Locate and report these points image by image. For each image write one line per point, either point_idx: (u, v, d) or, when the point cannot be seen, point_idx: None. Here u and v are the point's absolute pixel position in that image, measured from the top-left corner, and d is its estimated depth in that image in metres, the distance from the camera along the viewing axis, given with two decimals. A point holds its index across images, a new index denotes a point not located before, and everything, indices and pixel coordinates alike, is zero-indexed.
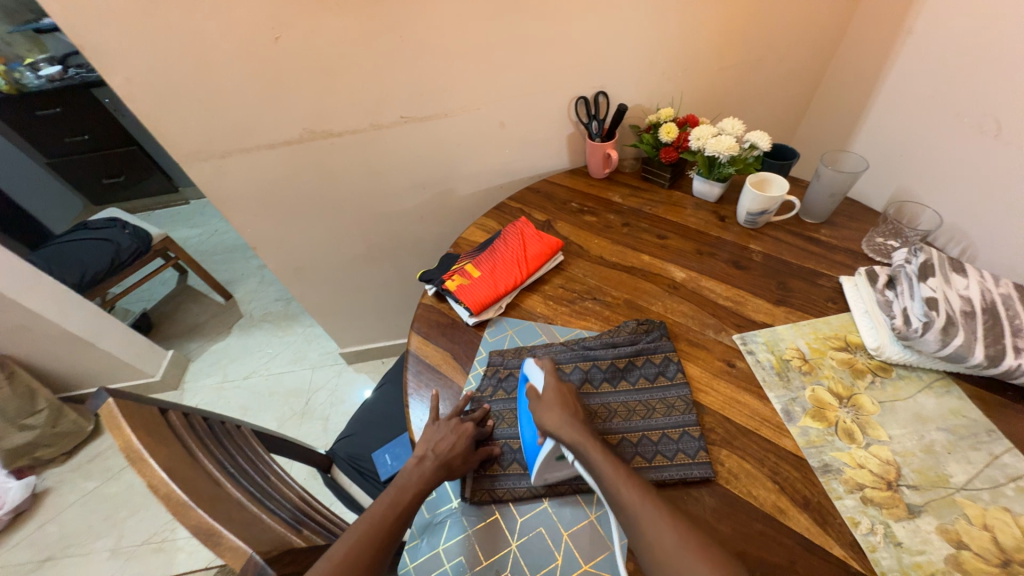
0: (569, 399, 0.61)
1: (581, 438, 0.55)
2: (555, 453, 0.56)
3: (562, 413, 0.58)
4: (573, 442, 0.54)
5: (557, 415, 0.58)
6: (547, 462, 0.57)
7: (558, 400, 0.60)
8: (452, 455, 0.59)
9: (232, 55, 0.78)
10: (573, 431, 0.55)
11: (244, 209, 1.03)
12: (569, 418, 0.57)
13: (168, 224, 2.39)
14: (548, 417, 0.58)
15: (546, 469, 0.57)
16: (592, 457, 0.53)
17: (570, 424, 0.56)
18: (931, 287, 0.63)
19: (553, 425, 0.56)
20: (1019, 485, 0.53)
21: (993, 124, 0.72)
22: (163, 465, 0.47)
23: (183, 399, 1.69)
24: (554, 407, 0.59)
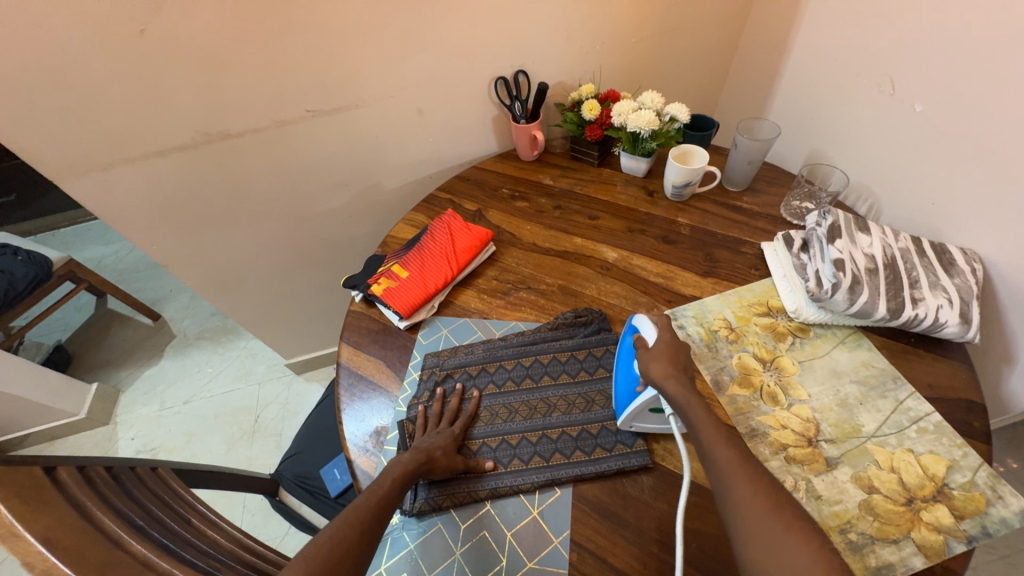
0: (679, 354, 0.57)
1: (687, 396, 0.52)
2: (652, 403, 0.55)
3: (669, 364, 0.54)
4: (677, 397, 0.52)
5: (662, 367, 0.54)
6: (638, 410, 0.56)
7: (665, 354, 0.56)
8: (433, 449, 0.57)
9: (88, 53, 0.67)
10: (678, 386, 0.52)
11: (145, 226, 0.93)
12: (673, 372, 0.54)
13: (78, 243, 2.15)
14: (655, 369, 0.54)
15: (637, 417, 0.57)
16: (693, 413, 0.50)
17: (675, 378, 0.53)
18: (839, 248, 0.66)
19: (660, 376, 0.53)
20: (920, 426, 0.57)
21: (888, 83, 0.75)
22: (42, 536, 0.42)
23: (117, 433, 1.55)
24: (661, 356, 0.56)
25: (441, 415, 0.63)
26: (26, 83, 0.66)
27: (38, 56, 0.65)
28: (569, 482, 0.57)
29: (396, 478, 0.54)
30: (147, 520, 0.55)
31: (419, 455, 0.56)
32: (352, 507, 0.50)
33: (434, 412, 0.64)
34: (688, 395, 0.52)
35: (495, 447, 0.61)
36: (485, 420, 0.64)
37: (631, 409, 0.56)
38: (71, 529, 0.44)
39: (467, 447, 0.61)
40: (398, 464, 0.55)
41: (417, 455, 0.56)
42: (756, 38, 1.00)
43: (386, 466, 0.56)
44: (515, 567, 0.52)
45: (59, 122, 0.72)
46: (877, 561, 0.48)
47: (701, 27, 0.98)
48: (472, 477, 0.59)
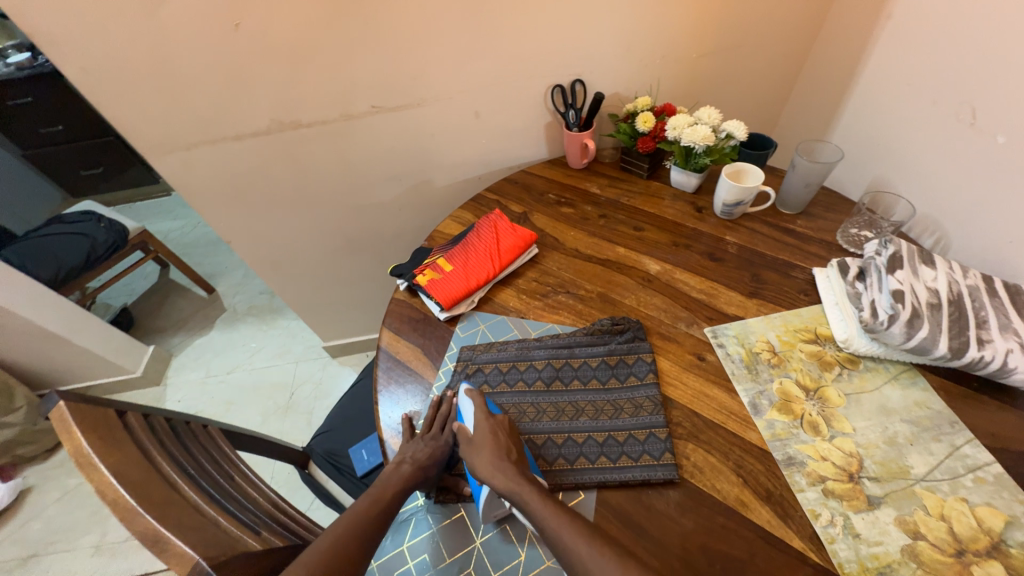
0: (501, 438, 0.59)
1: (515, 485, 0.54)
2: (495, 493, 0.55)
3: (492, 456, 0.56)
4: (508, 491, 0.54)
5: (489, 461, 0.56)
6: (488, 500, 0.56)
7: (489, 443, 0.58)
8: (430, 462, 0.59)
9: (189, 42, 0.74)
10: (506, 480, 0.54)
11: (215, 203, 1.00)
12: (500, 463, 0.56)
13: (151, 215, 2.34)
14: (479, 464, 0.56)
15: (491, 506, 0.56)
16: (529, 506, 0.52)
17: (503, 471, 0.55)
18: (899, 279, 0.63)
19: (486, 471, 0.55)
20: (977, 475, 0.53)
21: (969, 112, 0.71)
22: (113, 469, 0.46)
23: (167, 394, 1.67)
24: (485, 448, 0.58)
25: (441, 419, 0.65)
26: (135, 67, 0.74)
27: (149, 43, 0.72)
28: (593, 487, 0.57)
29: (396, 489, 0.57)
30: (198, 470, 0.59)
31: (415, 470, 0.58)
32: (337, 527, 0.52)
33: (434, 415, 0.65)
34: (515, 486, 0.54)
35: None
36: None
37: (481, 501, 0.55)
38: (137, 467, 0.48)
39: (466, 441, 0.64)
40: (396, 477, 0.57)
41: (413, 468, 0.58)
42: (823, 60, 0.98)
43: (384, 479, 0.58)
44: (534, 563, 0.53)
45: (157, 102, 0.80)
46: None
47: (766, 47, 0.97)
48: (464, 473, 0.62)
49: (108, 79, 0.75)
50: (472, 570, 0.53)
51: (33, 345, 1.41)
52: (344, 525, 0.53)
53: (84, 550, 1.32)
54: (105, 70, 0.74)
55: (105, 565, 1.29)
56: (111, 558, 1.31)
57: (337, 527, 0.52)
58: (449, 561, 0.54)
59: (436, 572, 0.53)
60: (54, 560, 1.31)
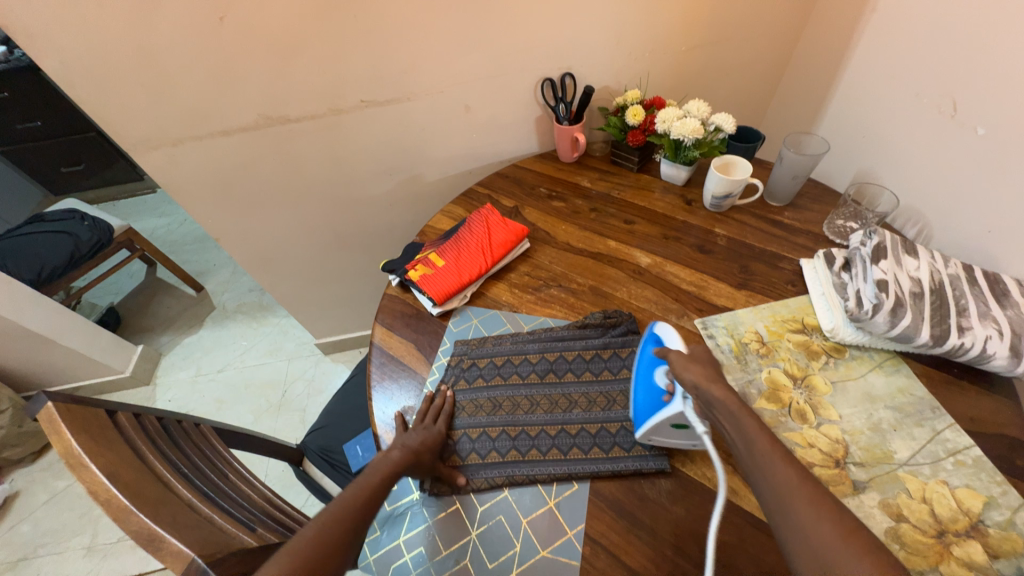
0: (714, 359, 0.57)
1: (711, 384, 0.53)
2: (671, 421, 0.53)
3: (705, 369, 0.54)
4: (715, 399, 0.51)
5: (700, 371, 0.54)
6: (659, 424, 0.54)
7: (707, 358, 0.57)
8: (421, 449, 0.58)
9: (173, 37, 0.73)
10: (716, 388, 0.52)
11: (203, 200, 0.99)
12: (712, 376, 0.54)
13: (136, 213, 2.30)
14: (679, 363, 0.56)
15: (655, 433, 0.56)
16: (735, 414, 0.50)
17: (712, 382, 0.53)
18: (883, 269, 0.64)
19: (695, 380, 0.53)
20: (957, 459, 0.55)
21: (950, 105, 0.72)
22: (104, 469, 0.45)
23: (156, 393, 1.65)
24: (701, 362, 0.56)
25: (435, 408, 0.65)
26: (116, 61, 0.73)
27: (131, 38, 0.71)
28: (586, 478, 0.58)
29: (386, 474, 0.55)
30: (191, 469, 0.59)
31: (406, 455, 0.57)
32: (324, 516, 0.48)
33: (428, 407, 0.65)
34: (721, 394, 0.51)
35: (494, 437, 0.62)
36: (487, 410, 0.65)
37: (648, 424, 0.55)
38: (128, 467, 0.48)
39: (462, 434, 0.63)
40: (386, 463, 0.56)
41: (403, 453, 0.57)
42: (810, 53, 0.99)
43: (369, 470, 0.56)
44: (528, 553, 0.53)
45: (141, 98, 0.78)
46: None
47: (754, 40, 0.98)
48: (459, 466, 0.60)
49: (89, 73, 0.73)
50: (468, 561, 0.54)
51: (17, 346, 1.38)
52: (330, 513, 0.49)
53: (75, 551, 1.31)
54: (86, 64, 0.72)
55: (98, 566, 1.28)
56: (103, 559, 1.29)
57: (323, 516, 0.48)
58: (445, 553, 0.55)
59: (432, 564, 0.54)
60: (45, 562, 1.30)
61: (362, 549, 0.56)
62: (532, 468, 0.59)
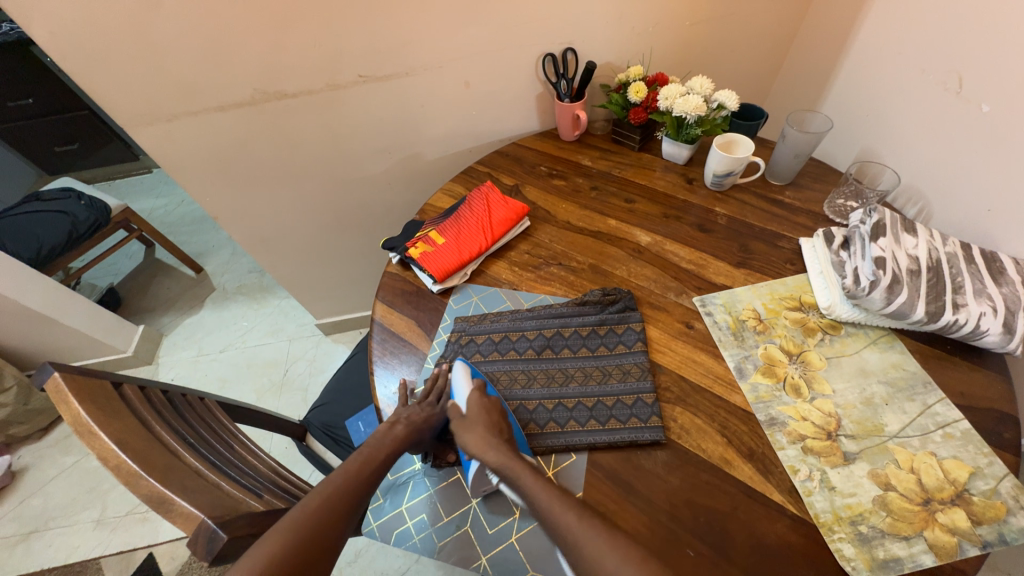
0: (494, 416, 0.58)
1: (512, 462, 0.54)
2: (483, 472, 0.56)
3: (484, 432, 0.56)
4: (500, 465, 0.54)
5: (478, 436, 0.56)
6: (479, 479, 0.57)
7: (482, 419, 0.58)
8: (424, 425, 0.60)
9: (166, 6, 0.71)
10: (500, 455, 0.54)
11: (201, 177, 0.98)
12: (490, 439, 0.55)
13: (133, 193, 2.28)
14: (469, 440, 0.56)
15: (481, 482, 0.57)
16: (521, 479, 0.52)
17: (495, 447, 0.55)
18: (881, 246, 0.65)
19: (478, 448, 0.55)
20: (946, 431, 0.57)
21: (955, 81, 0.71)
22: (113, 436, 0.46)
23: (159, 373, 1.67)
24: (476, 422, 0.57)
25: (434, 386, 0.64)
26: (108, 32, 0.71)
27: (123, 7, 0.69)
28: (584, 449, 0.59)
29: (390, 450, 0.57)
30: (197, 439, 0.60)
31: (409, 431, 0.59)
32: (326, 487, 0.50)
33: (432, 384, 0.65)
34: (509, 462, 0.53)
35: None
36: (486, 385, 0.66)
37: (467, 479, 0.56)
38: (136, 435, 0.49)
39: None
40: (390, 439, 0.58)
41: (406, 430, 0.58)
42: (816, 29, 0.97)
43: (373, 443, 0.57)
44: (527, 520, 0.55)
45: (135, 71, 0.77)
46: (885, 554, 0.49)
47: (760, 14, 0.96)
48: None
49: (81, 45, 0.71)
50: (469, 527, 0.55)
51: (19, 325, 1.39)
52: (332, 485, 0.51)
53: (85, 524, 1.35)
54: (78, 35, 0.70)
55: (107, 538, 1.32)
56: (112, 531, 1.33)
57: (325, 486, 0.50)
58: (446, 520, 0.56)
59: (434, 529, 0.56)
60: (56, 534, 1.33)
61: (366, 516, 0.58)
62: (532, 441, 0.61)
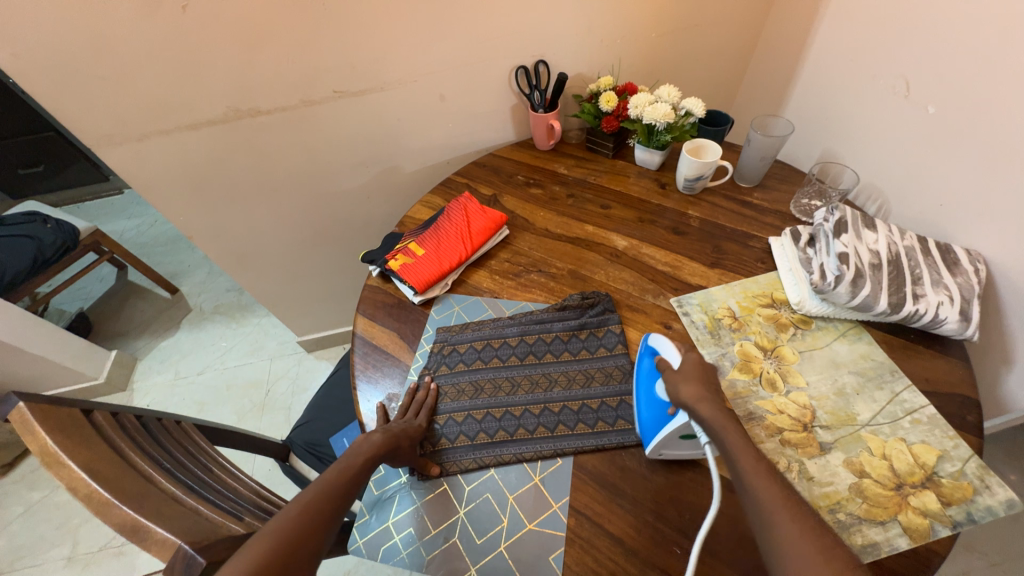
0: (707, 375, 0.56)
1: (721, 418, 0.51)
2: (682, 432, 0.53)
3: (702, 387, 0.53)
4: (711, 421, 0.50)
5: (695, 389, 0.53)
6: (671, 437, 0.54)
7: (697, 375, 0.55)
8: (403, 434, 0.59)
9: (135, 27, 0.71)
10: (712, 409, 0.51)
11: (174, 196, 0.96)
12: (706, 394, 0.53)
13: (102, 215, 2.22)
14: (683, 390, 0.53)
15: (665, 446, 0.56)
16: (728, 439, 0.49)
17: (707, 401, 0.52)
18: (844, 243, 0.68)
19: (692, 398, 0.52)
20: (914, 417, 0.59)
21: (903, 84, 0.76)
22: (83, 465, 0.45)
23: (133, 399, 1.61)
24: (692, 378, 0.55)
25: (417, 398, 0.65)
26: (74, 53, 0.70)
27: (91, 27, 0.68)
28: (570, 453, 0.60)
29: (366, 458, 0.55)
30: (174, 464, 0.58)
31: (387, 438, 0.57)
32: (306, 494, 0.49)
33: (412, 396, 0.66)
34: (723, 421, 0.50)
35: (479, 419, 0.63)
36: (470, 393, 0.66)
37: (661, 437, 0.54)
38: (108, 462, 0.47)
39: (448, 420, 0.64)
40: (367, 446, 0.56)
41: (384, 437, 0.57)
42: (776, 38, 1.02)
43: (349, 453, 0.56)
44: (515, 527, 0.55)
45: (104, 92, 0.76)
46: (862, 540, 0.50)
47: (722, 25, 1.00)
48: (447, 450, 0.61)
49: (45, 66, 0.70)
50: (457, 538, 0.55)
51: None
52: (313, 493, 0.49)
53: (55, 563, 1.28)
54: (42, 56, 0.69)
55: None
56: (84, 569, 1.26)
57: (305, 495, 0.49)
58: (434, 533, 0.56)
59: (422, 543, 0.55)
60: None
61: (352, 533, 0.57)
62: (516, 448, 0.61)
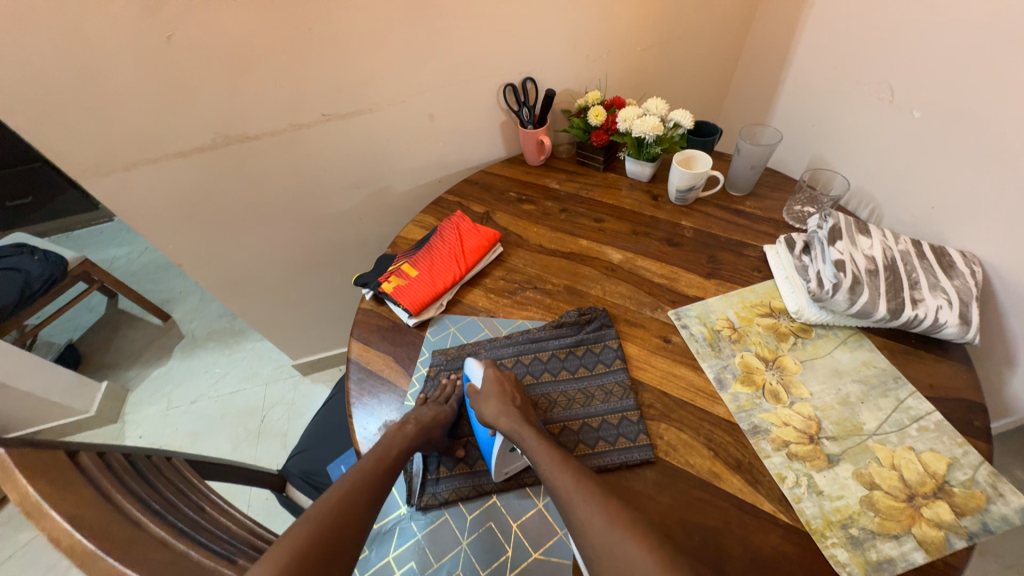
0: (506, 386, 0.62)
1: (518, 426, 0.56)
2: (507, 446, 0.57)
3: (499, 401, 0.59)
4: (510, 430, 0.56)
5: (494, 405, 0.59)
6: (502, 454, 0.57)
7: (494, 389, 0.61)
8: (434, 425, 0.60)
9: (119, 57, 0.70)
10: (510, 420, 0.57)
11: (163, 225, 0.95)
12: (506, 407, 0.58)
13: (92, 244, 2.20)
14: (486, 408, 0.59)
15: (504, 463, 0.58)
16: (529, 444, 0.55)
17: (507, 413, 0.58)
18: (839, 249, 0.67)
19: (490, 416, 0.58)
20: (921, 425, 0.58)
21: (887, 90, 0.77)
22: (67, 514, 0.43)
23: (125, 432, 1.57)
24: (491, 395, 0.61)
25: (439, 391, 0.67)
26: (58, 85, 0.69)
27: (74, 59, 0.68)
28: None
29: (401, 449, 0.57)
30: (164, 505, 0.56)
31: (420, 430, 0.58)
32: (343, 484, 0.53)
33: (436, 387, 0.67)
34: (517, 426, 0.56)
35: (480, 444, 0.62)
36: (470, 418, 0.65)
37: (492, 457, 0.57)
38: (94, 508, 0.45)
39: (470, 445, 0.63)
40: (401, 437, 0.58)
41: (417, 429, 0.58)
42: (759, 48, 1.03)
43: (378, 446, 0.58)
44: (520, 557, 0.53)
45: (89, 123, 0.75)
46: (878, 556, 0.49)
47: (705, 37, 1.02)
48: (479, 473, 0.60)
49: (29, 100, 0.69)
50: (461, 571, 0.53)
51: None
52: (350, 482, 0.53)
53: None
54: (25, 90, 0.68)
55: None
56: None
57: (343, 484, 0.53)
58: (436, 566, 0.54)
59: None
60: None
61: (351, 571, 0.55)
62: (520, 472, 0.59)
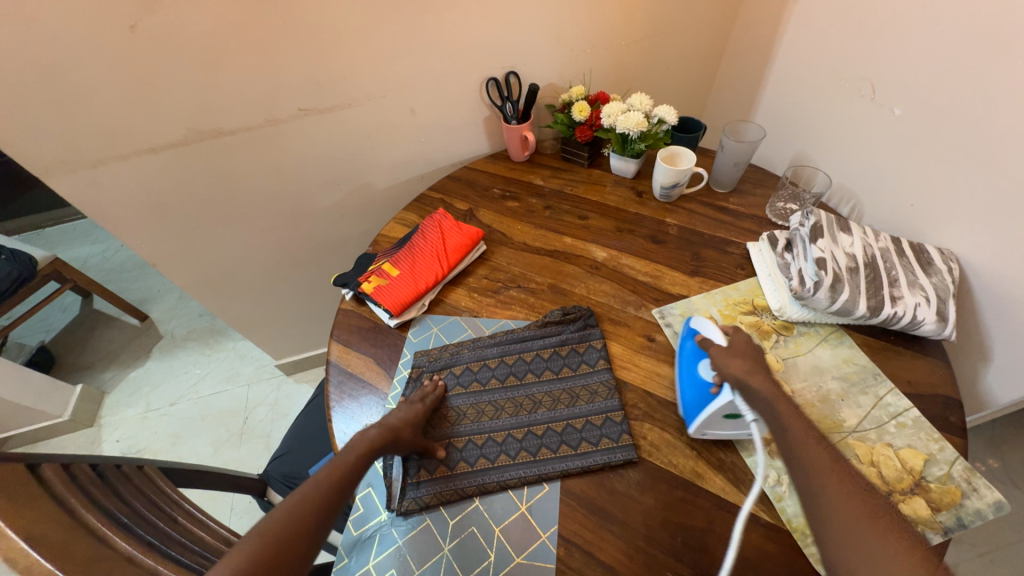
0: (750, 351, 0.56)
1: (772, 389, 0.51)
2: (724, 411, 0.54)
3: (745, 361, 0.54)
4: (766, 392, 0.51)
5: (740, 364, 0.54)
6: (711, 417, 0.55)
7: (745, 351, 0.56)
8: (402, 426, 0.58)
9: (80, 50, 0.67)
10: (762, 382, 0.51)
11: (134, 224, 0.91)
12: (755, 370, 0.53)
13: (63, 241, 2.12)
14: (729, 366, 0.54)
15: (709, 426, 0.56)
16: (783, 409, 0.50)
17: (756, 375, 0.52)
18: (820, 247, 0.68)
19: (742, 371, 0.52)
20: (899, 421, 0.58)
21: (869, 87, 0.77)
22: (25, 532, 0.40)
23: (102, 436, 1.53)
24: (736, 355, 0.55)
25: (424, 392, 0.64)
26: (13, 78, 0.65)
27: (30, 51, 0.64)
28: (557, 477, 0.58)
29: (361, 452, 0.55)
30: (133, 518, 0.54)
31: (385, 432, 0.57)
32: (308, 486, 0.50)
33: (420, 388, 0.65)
34: (772, 391, 0.51)
35: (461, 447, 0.61)
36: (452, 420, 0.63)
37: (704, 418, 0.55)
38: (56, 526, 0.43)
39: (450, 445, 0.61)
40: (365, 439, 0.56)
41: (381, 432, 0.57)
42: (743, 43, 1.03)
43: (347, 447, 0.56)
44: (503, 562, 0.52)
45: (50, 118, 0.71)
46: None
47: (689, 31, 1.01)
48: (454, 476, 0.59)
49: None
50: None
51: None
52: (314, 484, 0.50)
53: None
54: None
55: None
56: None
57: (307, 486, 0.49)
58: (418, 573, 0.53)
59: None
60: None
61: None
62: (501, 474, 0.58)
